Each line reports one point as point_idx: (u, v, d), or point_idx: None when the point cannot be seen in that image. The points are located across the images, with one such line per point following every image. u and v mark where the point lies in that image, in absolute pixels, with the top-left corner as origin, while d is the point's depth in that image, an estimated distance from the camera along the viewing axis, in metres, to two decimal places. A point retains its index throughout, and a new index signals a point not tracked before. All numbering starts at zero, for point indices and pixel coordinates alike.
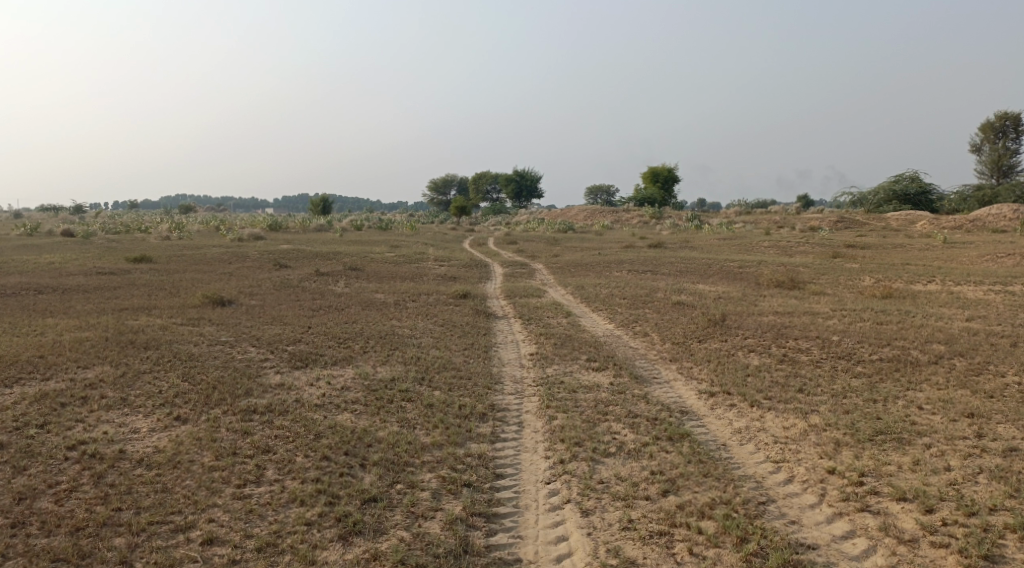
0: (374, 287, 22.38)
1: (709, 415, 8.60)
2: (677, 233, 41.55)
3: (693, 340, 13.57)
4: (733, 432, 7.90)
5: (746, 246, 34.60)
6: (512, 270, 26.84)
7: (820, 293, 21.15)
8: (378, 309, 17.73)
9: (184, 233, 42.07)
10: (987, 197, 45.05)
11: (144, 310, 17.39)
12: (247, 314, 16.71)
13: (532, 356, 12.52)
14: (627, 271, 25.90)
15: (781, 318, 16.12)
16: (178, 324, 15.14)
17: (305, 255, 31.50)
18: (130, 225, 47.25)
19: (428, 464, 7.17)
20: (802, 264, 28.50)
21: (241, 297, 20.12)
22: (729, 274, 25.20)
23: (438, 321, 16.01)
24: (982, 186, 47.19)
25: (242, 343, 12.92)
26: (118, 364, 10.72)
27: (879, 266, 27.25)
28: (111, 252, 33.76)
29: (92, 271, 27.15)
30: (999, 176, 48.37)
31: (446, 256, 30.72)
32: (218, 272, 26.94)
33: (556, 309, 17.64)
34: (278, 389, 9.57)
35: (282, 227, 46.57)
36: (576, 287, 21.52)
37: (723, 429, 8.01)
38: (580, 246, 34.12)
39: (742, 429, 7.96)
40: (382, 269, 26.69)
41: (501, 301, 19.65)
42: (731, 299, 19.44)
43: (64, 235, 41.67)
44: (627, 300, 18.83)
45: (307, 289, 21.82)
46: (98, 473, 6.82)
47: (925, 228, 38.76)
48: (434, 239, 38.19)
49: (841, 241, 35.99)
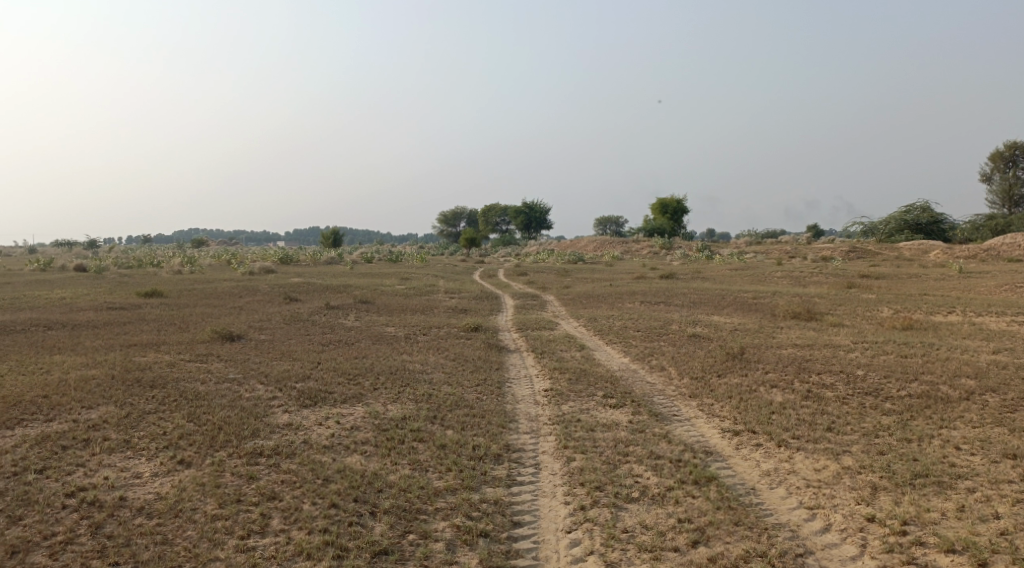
0: (384, 321, 22.10)
1: (735, 456, 8.22)
2: (689, 264, 41.22)
3: (712, 375, 13.18)
4: (761, 475, 7.52)
5: (759, 277, 34.22)
6: (524, 303, 26.54)
7: (838, 325, 20.73)
8: (388, 343, 17.43)
9: (195, 267, 42.06)
10: (1000, 226, 44.60)
11: (152, 346, 17.17)
12: (256, 350, 16.45)
13: (546, 392, 12.17)
14: (639, 302, 25.56)
15: (800, 351, 15.71)
16: (186, 360, 14.88)
17: (315, 288, 31.33)
18: (142, 259, 47.35)
19: (443, 511, 6.82)
20: (817, 294, 28.10)
21: (251, 331, 19.89)
22: (744, 306, 24.81)
23: (450, 355, 15.69)
24: (994, 216, 46.77)
25: (250, 381, 12.63)
26: (122, 404, 10.45)
27: (896, 297, 26.82)
28: (121, 287, 33.68)
29: (101, 306, 27.04)
30: (1011, 205, 47.95)
31: (457, 289, 30.46)
32: (228, 306, 26.77)
33: (569, 343, 17.30)
34: (286, 430, 9.26)
35: (292, 260, 46.56)
36: (589, 319, 21.18)
37: (751, 471, 7.63)
38: (591, 277, 33.84)
39: (770, 472, 7.58)
40: (392, 302, 26.48)
41: (513, 334, 19.32)
42: (748, 331, 19.05)
43: (75, 270, 41.73)
44: (641, 332, 18.46)
45: (317, 323, 21.57)
46: (95, 523, 6.50)
47: (940, 258, 38.32)
48: (444, 271, 38.01)
49: (856, 270, 35.56)
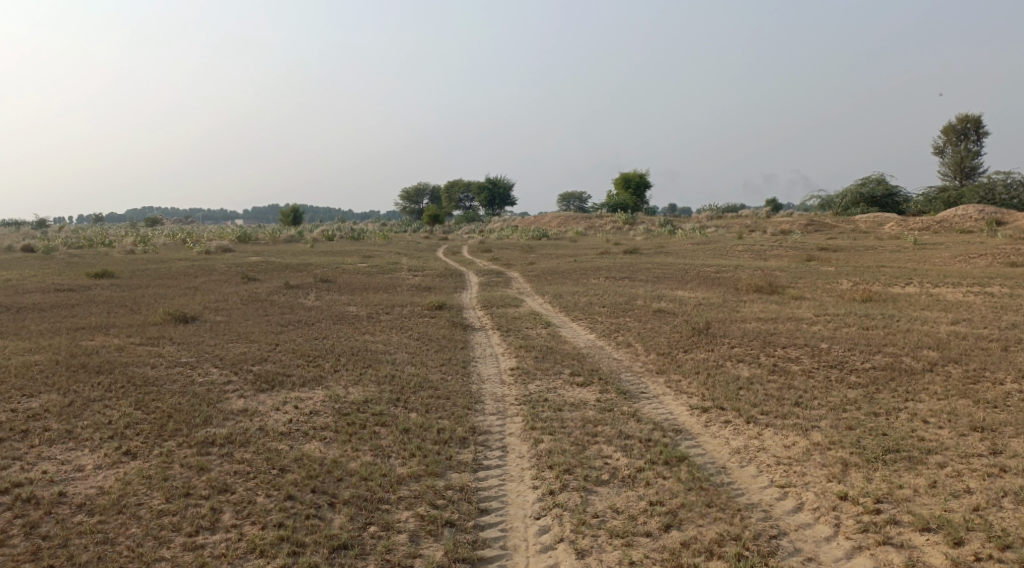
0: (346, 300, 21.65)
1: (704, 434, 8.08)
2: (652, 239, 41.24)
3: (679, 351, 13.07)
4: (731, 453, 7.39)
5: (721, 251, 34.35)
6: (487, 279, 26.24)
7: (800, 298, 20.83)
8: (350, 323, 17.03)
9: (149, 246, 40.90)
10: (952, 198, 45.41)
11: (102, 329, 16.54)
12: (211, 332, 15.93)
13: (511, 371, 11.95)
14: (603, 277, 25.46)
15: (765, 325, 15.69)
16: (137, 344, 14.32)
17: (274, 267, 30.65)
18: (93, 239, 45.91)
19: (406, 500, 6.55)
20: (778, 268, 28.30)
21: (207, 312, 19.29)
22: (708, 280, 24.83)
23: (413, 334, 15.37)
24: (947, 188, 47.60)
25: (205, 365, 12.17)
26: (66, 391, 9.96)
27: (855, 269, 27.11)
28: (71, 268, 32.57)
29: (50, 288, 26.08)
30: (962, 177, 48.83)
31: (420, 266, 30.05)
32: (183, 287, 26.03)
33: (534, 320, 17.09)
34: (242, 416, 8.89)
35: (251, 239, 45.59)
36: (554, 295, 21.00)
37: (721, 450, 7.49)
38: (555, 253, 33.66)
39: (740, 449, 7.46)
40: (354, 280, 26.00)
41: (478, 311, 19.03)
42: (712, 305, 19.04)
43: (22, 251, 40.31)
44: (607, 308, 18.31)
45: (276, 303, 21.04)
46: (31, 523, 6.12)
47: (895, 230, 38.89)
48: (407, 248, 37.49)
49: (814, 244, 35.92)
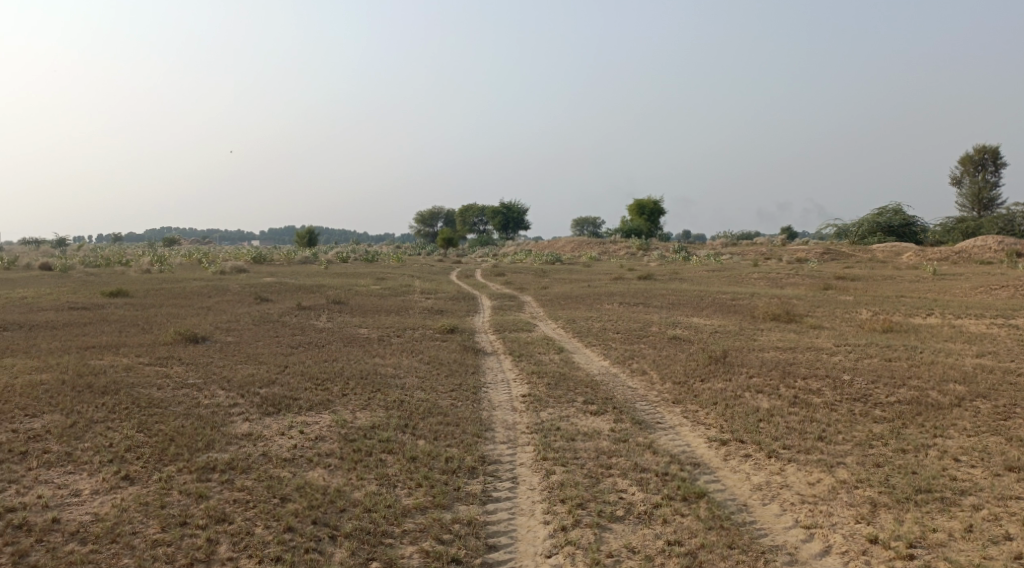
0: (357, 322, 21.45)
1: (723, 468, 7.75)
2: (667, 265, 40.91)
3: (696, 380, 12.71)
4: (752, 490, 7.07)
5: (737, 278, 33.96)
6: (500, 303, 25.98)
7: (818, 327, 20.42)
8: (360, 346, 16.80)
9: (164, 266, 41.01)
10: (971, 229, 44.85)
11: (112, 348, 16.40)
12: (221, 353, 15.74)
13: (524, 397, 11.65)
14: (617, 303, 25.15)
15: (783, 354, 15.32)
16: (145, 364, 14.14)
17: (287, 288, 30.55)
18: (110, 258, 46.13)
19: (411, 534, 6.28)
20: (795, 296, 27.88)
21: (217, 333, 19.13)
22: (723, 307, 24.46)
23: (423, 358, 15.11)
24: (966, 218, 47.06)
25: (211, 386, 11.95)
26: (70, 412, 9.76)
27: (873, 299, 26.65)
28: (86, 286, 32.64)
29: (63, 306, 26.06)
30: (981, 208, 48.29)
31: (432, 289, 29.84)
32: (196, 306, 25.92)
33: (547, 345, 16.80)
34: (246, 440, 8.63)
35: (266, 259, 45.67)
36: (567, 320, 20.69)
37: (742, 486, 7.17)
38: (569, 278, 33.39)
39: (762, 486, 7.13)
40: (366, 302, 25.81)
41: (490, 336, 18.75)
42: (729, 333, 18.68)
43: (40, 269, 40.52)
44: (621, 335, 17.97)
45: (287, 324, 20.85)
46: (21, 551, 5.88)
47: (913, 260, 38.38)
48: (421, 271, 37.36)
49: (832, 272, 35.46)
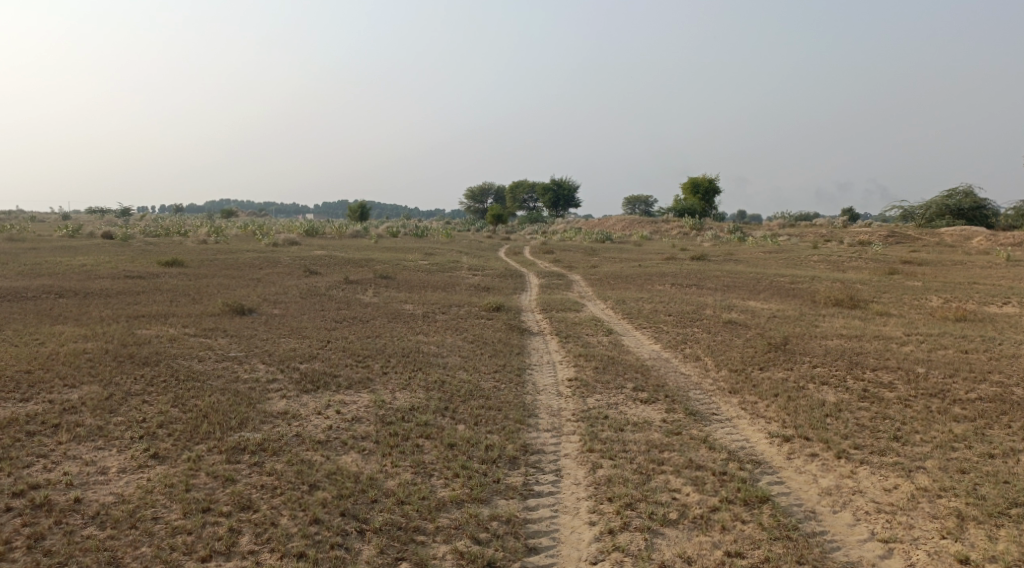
0: (403, 298, 21.15)
1: (789, 470, 7.23)
2: (721, 246, 39.69)
3: (754, 369, 12.02)
4: (820, 496, 6.55)
5: (795, 261, 32.71)
6: (549, 282, 25.40)
7: (883, 315, 19.36)
8: (404, 322, 16.46)
9: (220, 237, 41.48)
10: None
11: (160, 318, 16.40)
12: (266, 325, 15.56)
13: (570, 382, 11.12)
14: (670, 284, 24.39)
15: (847, 344, 14.47)
16: (190, 336, 14.03)
17: (337, 261, 30.54)
18: (169, 228, 46.97)
19: (445, 531, 5.88)
20: (858, 280, 26.70)
21: (264, 305, 19.06)
22: (781, 291, 23.46)
23: (468, 337, 14.69)
24: None
25: (252, 360, 11.72)
26: (108, 383, 9.59)
27: (943, 285, 25.33)
28: (143, 255, 33.12)
29: (120, 274, 26.45)
30: None
31: (480, 265, 29.46)
32: (246, 278, 26.01)
33: (596, 326, 16.23)
34: (281, 419, 8.32)
35: (318, 233, 45.90)
36: (617, 301, 20.07)
37: (807, 492, 6.64)
38: (620, 257, 32.65)
39: (831, 492, 6.64)
40: (414, 277, 25.52)
41: (537, 315, 18.25)
42: (787, 318, 17.83)
43: (102, 238, 41.35)
44: (674, 318, 17.27)
45: (334, 299, 20.66)
46: (38, 534, 5.65)
47: (983, 245, 36.54)
48: (470, 247, 36.99)
49: (896, 256, 33.95)
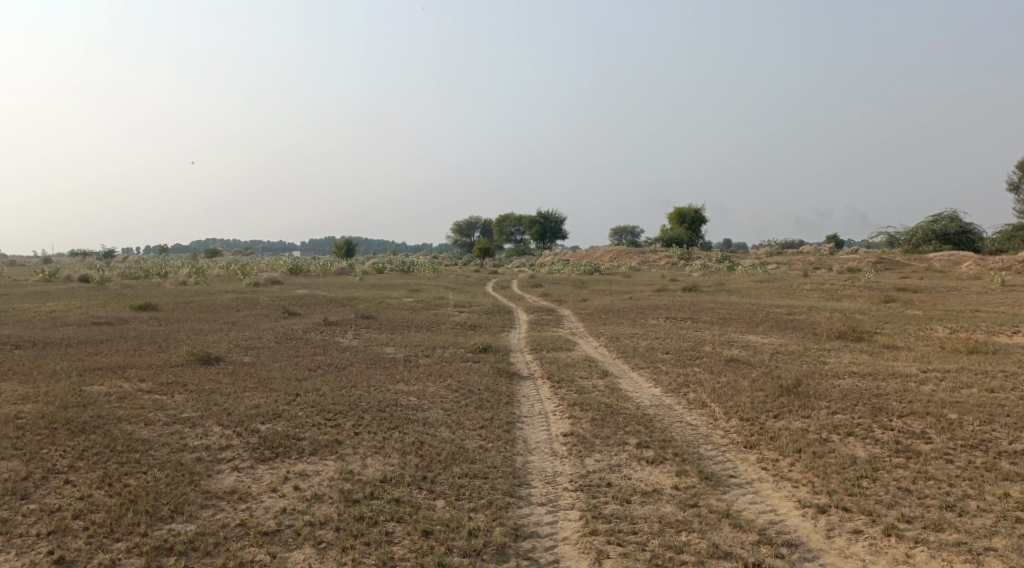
0: (385, 340, 19.88)
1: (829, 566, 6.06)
2: (711, 276, 38.75)
3: (767, 418, 10.81)
4: None
5: (787, 290, 31.75)
6: (538, 318, 24.23)
7: (890, 349, 18.24)
8: (383, 369, 15.18)
9: (200, 278, 40.08)
10: None
11: (117, 372, 15.05)
12: (232, 377, 14.24)
13: (565, 438, 9.86)
14: (663, 318, 23.26)
15: (863, 384, 13.32)
16: (144, 393, 12.68)
17: (317, 300, 29.27)
18: (149, 269, 45.38)
19: None
20: (856, 310, 25.72)
21: (235, 352, 17.74)
22: (780, 324, 22.35)
23: (452, 385, 13.44)
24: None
25: (207, 421, 10.41)
26: (31, 460, 8.26)
27: (944, 313, 24.35)
28: (116, 299, 31.67)
29: (87, 320, 25.02)
30: None
31: (466, 301, 28.26)
32: (221, 322, 24.68)
33: (590, 368, 15.03)
34: (226, 500, 7.06)
35: (302, 271, 44.55)
36: (611, 337, 18.91)
37: None
38: (608, 289, 31.54)
39: None
40: (397, 317, 24.30)
41: (527, 356, 17.05)
42: (791, 353, 16.72)
43: (78, 281, 39.95)
44: (673, 356, 16.09)
45: (311, 343, 19.38)
46: None
47: (974, 269, 35.77)
48: (457, 282, 35.86)
49: (890, 283, 33.05)
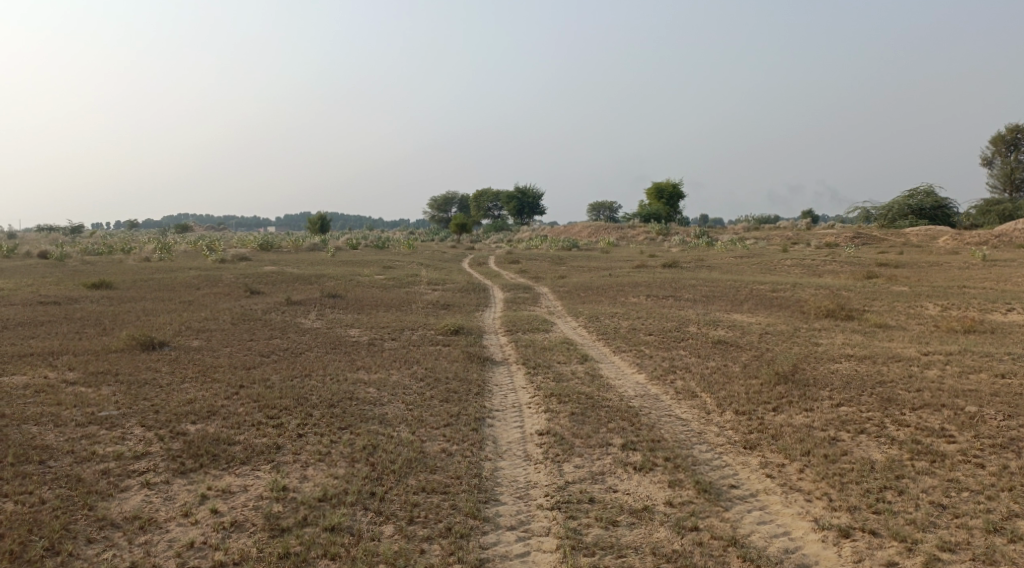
0: (349, 321, 18.53)
1: None
2: (691, 251, 37.74)
3: (766, 412, 9.63)
4: None
5: (769, 266, 30.78)
6: (514, 296, 22.90)
7: (883, 329, 17.17)
8: (343, 354, 13.86)
9: (165, 254, 38.26)
10: (1011, 212, 41.33)
11: (48, 359, 13.56)
12: (173, 364, 12.82)
13: (540, 438, 8.62)
14: (644, 296, 22.12)
15: (864, 369, 12.22)
16: (67, 385, 11.26)
17: (284, 278, 27.74)
18: (114, 245, 43.36)
19: None
20: (840, 286, 24.75)
21: (184, 335, 16.30)
22: (765, 301, 21.21)
23: (417, 373, 12.17)
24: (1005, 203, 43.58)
25: (128, 421, 9.02)
26: None
27: (929, 289, 23.45)
28: (72, 277, 29.85)
29: (33, 300, 23.32)
30: (1014, 190, 44.76)
31: (439, 279, 26.91)
32: (177, 301, 23.12)
33: (568, 352, 13.79)
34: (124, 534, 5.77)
35: (273, 247, 42.81)
36: (590, 317, 17.71)
37: None
38: (586, 265, 30.34)
39: None
40: (365, 295, 22.95)
41: (501, 338, 15.81)
42: (781, 333, 15.63)
43: (36, 257, 37.89)
44: (657, 338, 14.93)
45: (270, 324, 17.93)
46: None
47: (951, 244, 35.05)
48: (432, 259, 34.47)
49: (872, 258, 32.17)
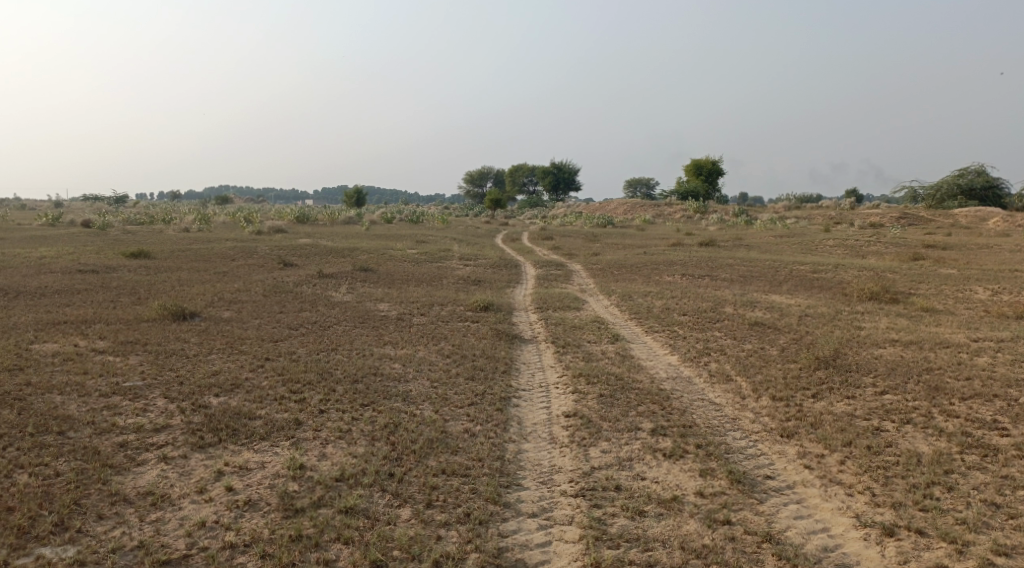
0: (380, 295, 18.37)
1: None
2: (729, 230, 36.93)
3: (805, 399, 9.21)
4: None
5: (809, 246, 29.94)
6: (546, 273, 22.56)
7: (929, 313, 16.50)
8: (371, 328, 13.70)
9: (204, 225, 38.53)
10: None
11: (80, 327, 13.60)
12: (201, 335, 12.77)
13: (567, 420, 8.33)
14: (679, 274, 21.60)
15: (910, 355, 11.67)
16: (96, 354, 11.24)
17: (317, 250, 27.71)
18: (155, 216, 43.85)
19: None
20: (884, 267, 23.93)
21: (216, 306, 16.28)
22: (805, 283, 20.58)
23: (444, 349, 11.94)
24: None
25: (150, 392, 8.93)
26: None
27: (978, 272, 22.55)
28: (112, 246, 30.21)
29: (72, 268, 23.58)
30: None
31: (472, 254, 26.61)
32: (212, 271, 23.20)
33: (600, 331, 13.44)
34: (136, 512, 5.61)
35: (309, 219, 42.91)
36: (623, 295, 17.31)
37: None
38: (621, 243, 29.80)
39: None
40: (397, 269, 22.78)
41: (531, 315, 15.51)
42: (821, 316, 15.08)
43: (80, 226, 38.47)
44: (691, 318, 14.50)
45: (300, 297, 17.85)
46: None
47: (1002, 226, 33.75)
48: (466, 234, 34.20)
49: (918, 239, 31.08)
